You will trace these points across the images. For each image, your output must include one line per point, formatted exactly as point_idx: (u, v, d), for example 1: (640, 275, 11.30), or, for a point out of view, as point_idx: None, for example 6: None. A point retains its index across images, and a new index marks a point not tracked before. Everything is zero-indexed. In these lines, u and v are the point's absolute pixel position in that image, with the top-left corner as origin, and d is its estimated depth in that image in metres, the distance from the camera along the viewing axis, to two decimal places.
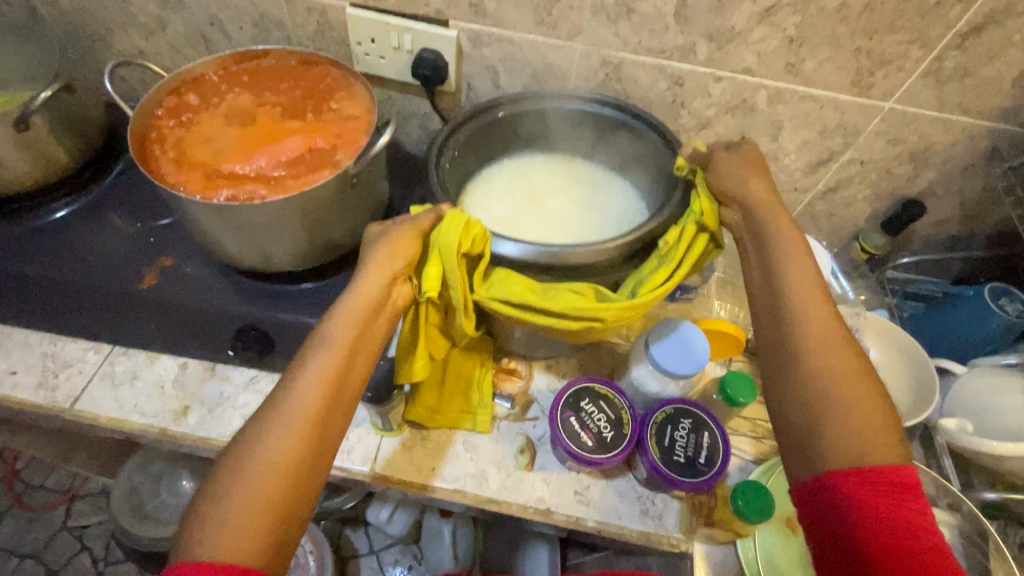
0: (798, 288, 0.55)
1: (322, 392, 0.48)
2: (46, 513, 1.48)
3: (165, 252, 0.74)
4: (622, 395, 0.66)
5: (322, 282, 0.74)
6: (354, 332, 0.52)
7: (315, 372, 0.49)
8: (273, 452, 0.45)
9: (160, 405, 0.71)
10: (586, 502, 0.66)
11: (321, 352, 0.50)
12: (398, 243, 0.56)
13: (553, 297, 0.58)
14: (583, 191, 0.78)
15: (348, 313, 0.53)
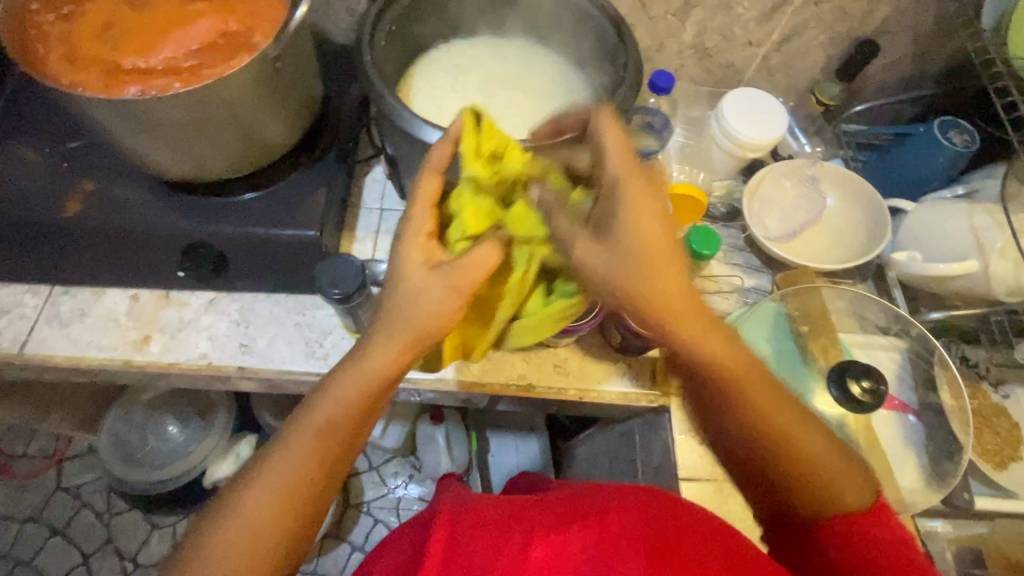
0: (650, 252, 0.48)
1: (312, 475, 0.50)
2: (37, 478, 1.47)
3: (84, 177, 0.68)
4: None
5: (268, 191, 0.69)
6: (359, 393, 0.51)
7: (294, 452, 0.50)
8: (250, 505, 0.48)
9: (118, 337, 0.69)
10: (565, 373, 0.69)
11: (307, 437, 0.50)
12: (412, 311, 0.50)
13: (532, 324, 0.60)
14: (532, 71, 0.72)
15: (348, 389, 0.51)
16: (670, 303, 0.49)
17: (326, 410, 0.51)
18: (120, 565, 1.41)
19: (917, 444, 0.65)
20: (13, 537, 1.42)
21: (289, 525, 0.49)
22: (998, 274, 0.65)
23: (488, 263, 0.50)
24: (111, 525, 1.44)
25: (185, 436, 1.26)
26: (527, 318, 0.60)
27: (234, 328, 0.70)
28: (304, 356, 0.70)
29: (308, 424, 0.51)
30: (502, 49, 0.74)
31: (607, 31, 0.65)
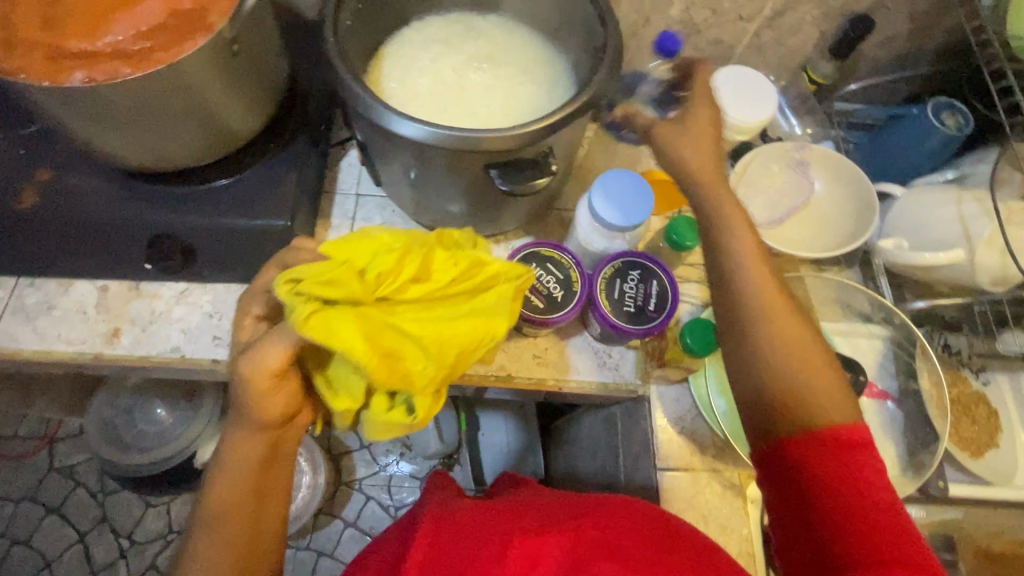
0: (750, 251, 0.53)
1: (230, 559, 0.54)
2: (30, 459, 1.48)
3: (40, 165, 0.65)
4: (568, 254, 0.64)
5: (241, 177, 0.67)
6: (260, 450, 0.56)
7: (213, 533, 0.54)
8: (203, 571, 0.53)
9: (87, 330, 0.67)
10: (544, 363, 0.69)
11: (205, 526, 0.55)
12: (252, 419, 0.55)
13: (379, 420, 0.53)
14: (511, 50, 0.69)
15: (228, 476, 0.56)
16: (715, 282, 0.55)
17: (216, 495, 0.55)
18: (117, 542, 1.43)
19: (893, 431, 0.65)
20: (10, 517, 1.44)
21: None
22: (984, 265, 0.64)
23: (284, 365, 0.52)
24: (106, 504, 1.46)
25: (173, 421, 1.26)
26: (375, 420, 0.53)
27: (206, 321, 0.68)
28: None
29: (208, 506, 0.55)
30: (478, 28, 0.70)
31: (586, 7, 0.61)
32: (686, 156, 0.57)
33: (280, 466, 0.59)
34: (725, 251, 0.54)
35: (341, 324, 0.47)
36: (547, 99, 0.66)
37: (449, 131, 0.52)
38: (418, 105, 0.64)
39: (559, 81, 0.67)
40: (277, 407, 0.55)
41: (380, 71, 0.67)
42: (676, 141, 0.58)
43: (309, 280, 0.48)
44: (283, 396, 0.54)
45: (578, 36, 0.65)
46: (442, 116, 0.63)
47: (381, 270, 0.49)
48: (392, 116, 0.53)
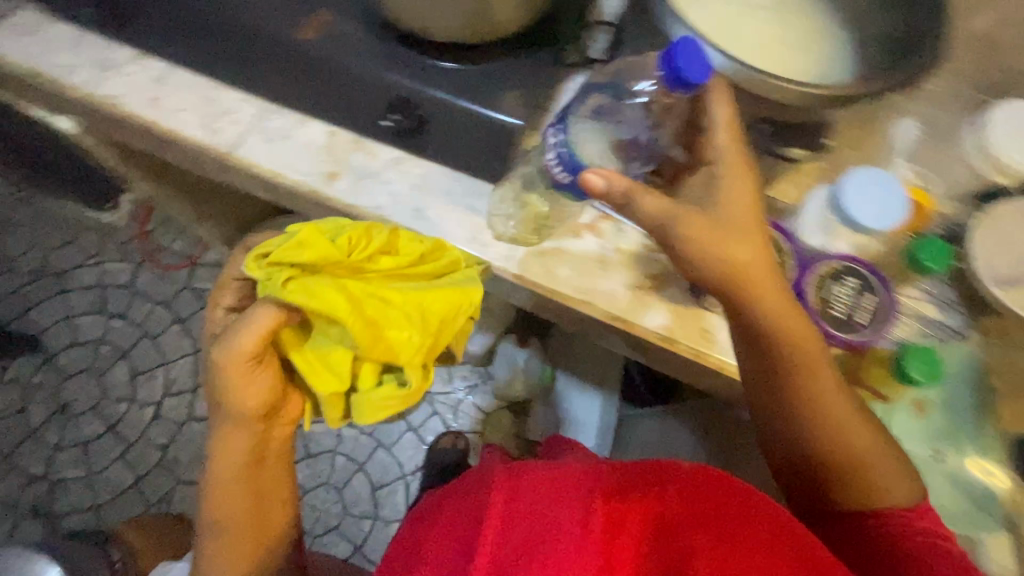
0: (776, 305, 0.55)
1: (243, 508, 0.71)
2: (173, 271, 1.72)
3: (324, 7, 0.70)
4: (787, 238, 0.61)
5: (467, 67, 0.69)
6: (252, 438, 0.68)
7: (223, 505, 0.69)
8: (216, 527, 0.71)
9: (311, 165, 0.73)
10: (711, 340, 0.67)
11: (218, 476, 0.69)
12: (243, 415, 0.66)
13: (369, 395, 0.58)
14: (799, 14, 0.65)
15: (223, 443, 0.68)
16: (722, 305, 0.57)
17: (218, 475, 0.68)
18: None
19: None
20: (147, 314, 1.68)
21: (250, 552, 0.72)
22: None
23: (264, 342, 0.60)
24: None
25: None
26: (359, 395, 0.58)
27: (412, 192, 0.72)
28: (469, 238, 0.71)
29: (217, 482, 0.69)
30: None
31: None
32: (638, 216, 0.54)
33: (272, 452, 0.72)
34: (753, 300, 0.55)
35: (344, 296, 0.55)
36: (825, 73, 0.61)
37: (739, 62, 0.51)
38: (694, 19, 0.61)
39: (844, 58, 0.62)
40: (253, 391, 0.63)
41: None
42: (647, 205, 0.53)
43: (280, 251, 0.56)
44: (266, 375, 0.64)
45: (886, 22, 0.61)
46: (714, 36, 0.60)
47: (357, 248, 0.58)
48: (688, 33, 0.52)
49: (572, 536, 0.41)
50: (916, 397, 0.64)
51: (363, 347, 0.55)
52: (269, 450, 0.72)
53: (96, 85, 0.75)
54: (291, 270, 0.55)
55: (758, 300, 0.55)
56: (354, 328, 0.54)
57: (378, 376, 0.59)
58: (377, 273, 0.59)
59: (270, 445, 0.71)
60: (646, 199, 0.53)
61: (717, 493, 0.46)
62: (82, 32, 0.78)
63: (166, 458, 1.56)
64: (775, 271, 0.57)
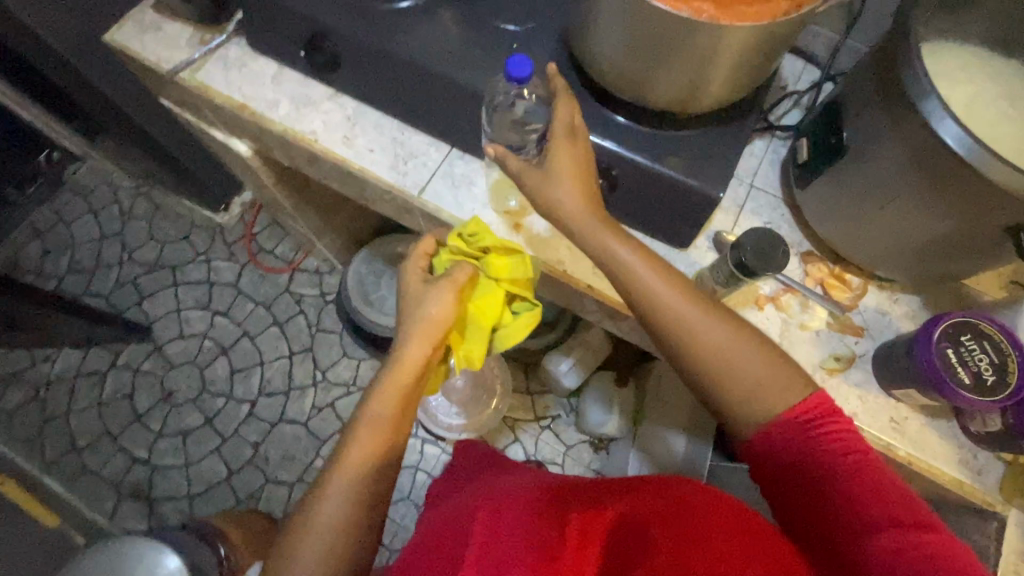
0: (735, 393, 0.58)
1: (365, 473, 0.60)
2: (275, 274, 1.78)
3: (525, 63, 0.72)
4: (1011, 341, 0.58)
5: (681, 131, 0.69)
6: (419, 361, 0.65)
7: (363, 441, 0.62)
8: (353, 469, 0.60)
9: (495, 215, 0.75)
10: (901, 433, 0.65)
11: (364, 427, 0.62)
12: (413, 356, 0.65)
13: (512, 328, 0.72)
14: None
15: (386, 397, 0.64)
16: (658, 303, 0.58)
17: (377, 407, 0.63)
18: (312, 372, 1.69)
19: None
20: (247, 313, 1.74)
21: (359, 515, 0.59)
22: None
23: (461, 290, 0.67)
24: (316, 336, 1.72)
25: None
26: (506, 330, 0.72)
27: None
28: None
29: (366, 425, 0.62)
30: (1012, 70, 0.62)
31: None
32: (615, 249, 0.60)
33: (409, 415, 0.66)
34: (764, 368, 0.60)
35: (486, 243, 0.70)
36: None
37: (1010, 165, 0.49)
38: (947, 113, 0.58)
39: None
40: (441, 315, 0.65)
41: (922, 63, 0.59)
42: (563, 190, 0.60)
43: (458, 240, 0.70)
44: (446, 295, 0.66)
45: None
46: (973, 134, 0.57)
47: (479, 231, 0.71)
48: (943, 119, 0.51)
49: (532, 531, 0.48)
50: None
51: (524, 286, 0.71)
52: (408, 414, 0.65)
53: (294, 120, 0.79)
54: (458, 245, 0.70)
55: (742, 405, 0.56)
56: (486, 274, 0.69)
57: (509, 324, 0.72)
58: (494, 251, 0.70)
59: (412, 400, 0.66)
60: (566, 190, 0.60)
61: (657, 502, 0.53)
62: (281, 68, 0.82)
63: (256, 456, 1.61)
64: (715, 308, 0.58)
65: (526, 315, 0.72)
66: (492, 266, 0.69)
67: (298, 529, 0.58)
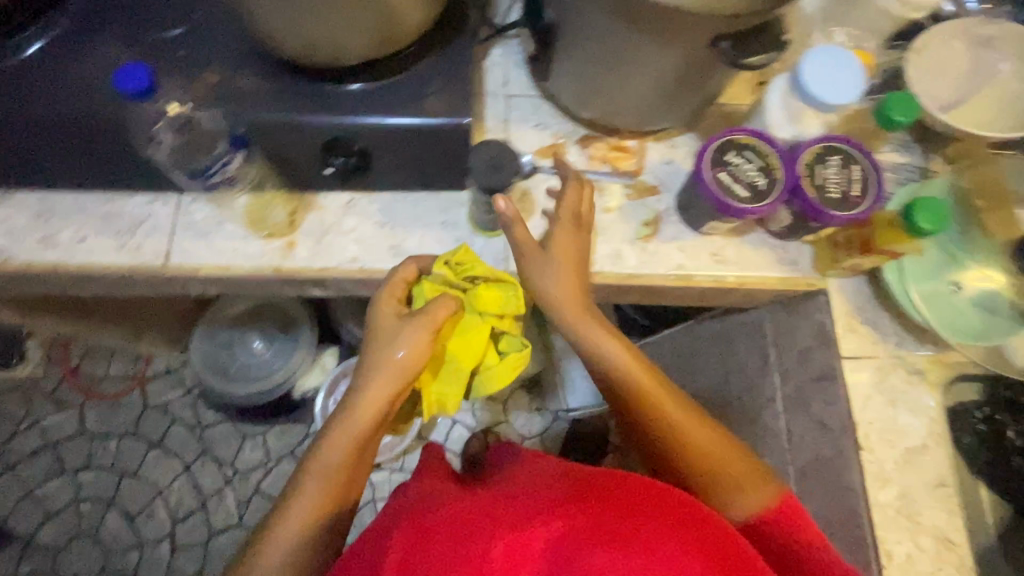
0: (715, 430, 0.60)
1: (316, 517, 0.55)
2: (125, 398, 1.52)
3: (202, 65, 0.60)
4: (766, 141, 0.61)
5: (377, 83, 0.62)
6: (379, 403, 0.59)
7: (320, 485, 0.57)
8: (308, 514, 0.55)
9: (261, 245, 0.65)
10: (724, 262, 0.68)
11: (314, 474, 0.57)
12: (380, 390, 0.59)
13: (492, 376, 0.65)
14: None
15: (338, 440, 0.58)
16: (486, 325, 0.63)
17: (328, 454, 0.58)
18: (220, 471, 1.49)
19: None
20: (114, 453, 1.49)
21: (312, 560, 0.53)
22: None
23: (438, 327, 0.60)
24: (205, 436, 1.50)
25: (272, 352, 1.29)
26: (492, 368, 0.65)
27: (380, 231, 0.67)
28: None
29: (319, 469, 0.57)
30: None
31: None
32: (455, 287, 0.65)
33: (370, 454, 0.61)
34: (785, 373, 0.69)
35: (470, 273, 0.63)
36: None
37: None
38: None
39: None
40: (411, 358, 0.59)
41: None
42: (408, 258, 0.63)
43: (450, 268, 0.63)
44: (419, 337, 0.59)
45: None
46: None
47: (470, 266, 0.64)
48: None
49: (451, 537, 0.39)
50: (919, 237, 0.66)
51: (511, 324, 0.65)
52: (369, 453, 0.61)
53: None
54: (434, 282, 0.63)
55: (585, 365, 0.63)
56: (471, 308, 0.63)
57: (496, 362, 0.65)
58: (476, 282, 0.63)
59: (372, 440, 0.61)
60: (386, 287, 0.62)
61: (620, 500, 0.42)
62: None
63: None
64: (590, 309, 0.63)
65: (517, 356, 0.65)
66: (478, 297, 0.63)
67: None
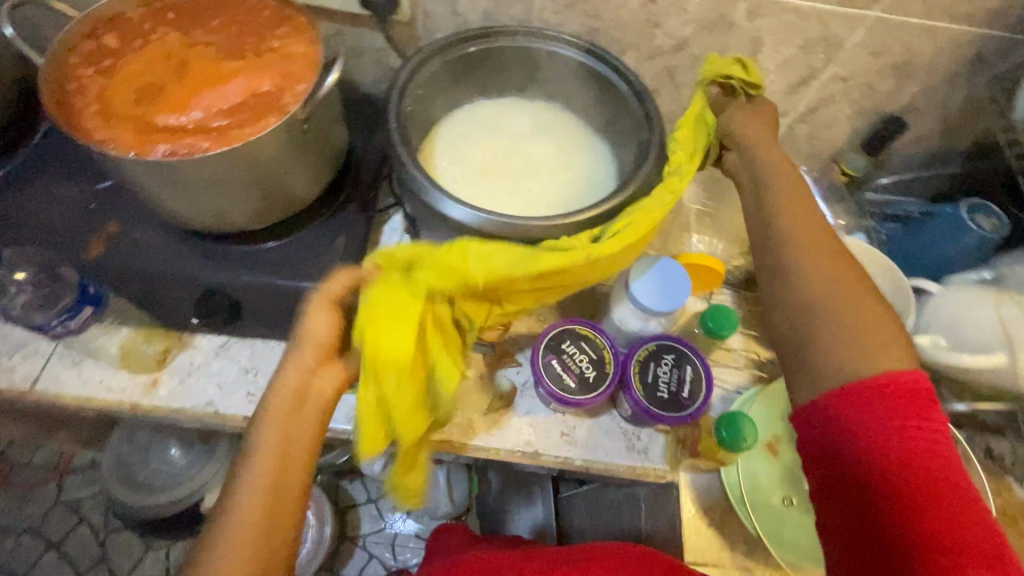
0: (853, 358, 0.49)
1: (258, 512, 0.51)
2: (38, 490, 1.34)
3: (109, 218, 0.67)
4: (603, 335, 0.65)
5: (287, 240, 0.69)
6: (276, 442, 0.53)
7: (236, 542, 0.50)
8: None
9: (127, 378, 0.68)
10: (572, 442, 0.67)
11: (248, 468, 0.52)
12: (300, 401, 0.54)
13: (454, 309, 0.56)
14: (557, 133, 0.72)
15: (269, 422, 0.53)
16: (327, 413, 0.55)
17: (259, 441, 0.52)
18: None
19: None
20: (7, 551, 1.29)
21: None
22: None
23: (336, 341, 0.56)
24: (107, 545, 1.31)
25: (187, 460, 1.18)
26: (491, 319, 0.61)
27: (243, 375, 0.70)
28: None
29: (233, 520, 0.50)
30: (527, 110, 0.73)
31: (632, 104, 0.64)
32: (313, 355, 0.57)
33: (290, 509, 0.52)
34: (807, 340, 0.51)
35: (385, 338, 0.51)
36: (592, 187, 0.68)
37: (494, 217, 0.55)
38: (467, 183, 0.66)
39: (607, 160, 0.70)
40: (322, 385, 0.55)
41: (434, 144, 0.69)
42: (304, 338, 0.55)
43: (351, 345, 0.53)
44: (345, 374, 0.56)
45: (621, 119, 0.67)
46: (487, 194, 0.65)
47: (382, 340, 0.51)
48: (443, 199, 0.56)
49: None
50: (767, 438, 0.66)
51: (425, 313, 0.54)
52: (289, 501, 0.52)
53: None
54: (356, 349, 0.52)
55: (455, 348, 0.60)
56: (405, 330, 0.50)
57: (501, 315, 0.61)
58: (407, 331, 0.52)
59: (292, 489, 0.53)
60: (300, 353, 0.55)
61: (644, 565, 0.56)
62: None
63: None
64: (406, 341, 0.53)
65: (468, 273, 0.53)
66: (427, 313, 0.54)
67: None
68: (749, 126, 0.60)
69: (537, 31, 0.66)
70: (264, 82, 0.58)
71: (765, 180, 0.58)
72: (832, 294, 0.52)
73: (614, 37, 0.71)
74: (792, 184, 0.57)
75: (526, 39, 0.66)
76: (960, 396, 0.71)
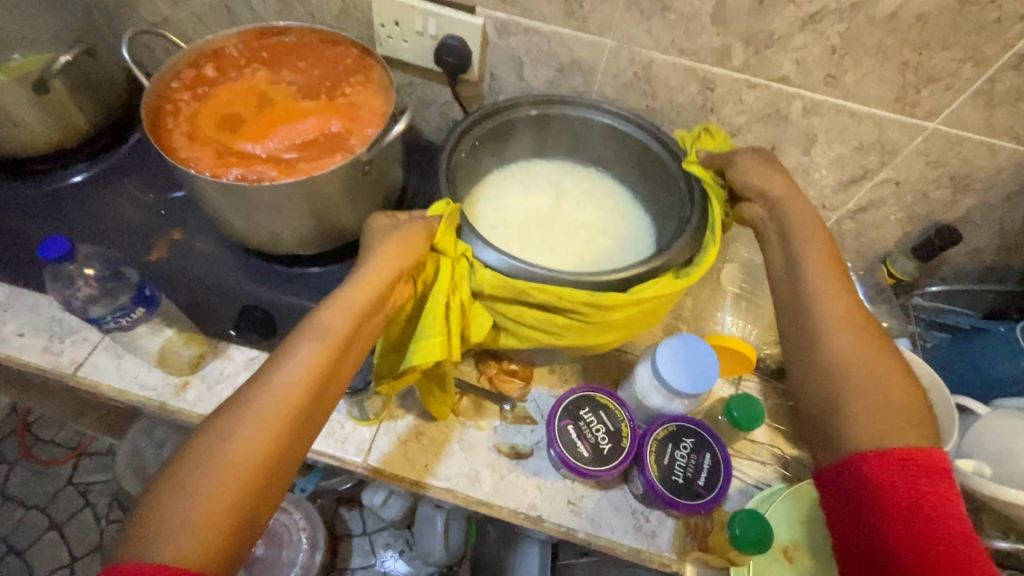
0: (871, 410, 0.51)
1: (304, 390, 0.46)
2: (54, 468, 1.38)
3: (174, 226, 0.73)
4: (623, 408, 0.64)
5: (331, 267, 0.72)
6: (347, 327, 0.49)
7: (272, 408, 0.45)
8: (248, 446, 0.43)
9: (160, 378, 0.72)
10: (578, 513, 0.65)
11: (309, 340, 0.48)
12: (366, 289, 0.52)
13: (478, 313, 0.60)
14: (601, 203, 0.75)
15: (346, 302, 0.51)
16: (357, 340, 0.51)
17: (327, 314, 0.50)
18: None
19: None
20: (14, 524, 1.32)
21: (227, 518, 0.41)
22: None
23: (427, 247, 0.56)
24: (105, 534, 1.32)
25: None
26: (513, 327, 0.61)
27: None
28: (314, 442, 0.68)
29: (269, 390, 0.45)
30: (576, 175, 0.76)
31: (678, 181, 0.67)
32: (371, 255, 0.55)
33: (330, 396, 0.49)
34: (830, 382, 0.54)
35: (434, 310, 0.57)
36: (622, 255, 0.70)
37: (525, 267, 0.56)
38: (506, 233, 0.69)
39: (645, 230, 0.72)
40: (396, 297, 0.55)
41: (483, 192, 0.73)
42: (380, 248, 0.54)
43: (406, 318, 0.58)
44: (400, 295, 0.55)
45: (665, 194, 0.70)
46: (523, 246, 0.67)
47: (431, 313, 0.57)
48: (477, 241, 0.58)
49: None
50: (782, 543, 0.62)
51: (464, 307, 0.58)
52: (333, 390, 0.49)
53: None
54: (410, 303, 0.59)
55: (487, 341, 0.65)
56: (438, 306, 0.56)
57: (531, 327, 0.60)
58: (446, 316, 0.57)
59: (338, 379, 0.50)
60: (376, 253, 0.54)
61: None
62: None
63: None
64: (442, 324, 0.57)
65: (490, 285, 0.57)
66: (467, 265, 0.57)
67: (162, 489, 0.41)
68: (775, 171, 0.62)
69: (597, 103, 0.69)
70: (335, 123, 0.63)
71: (796, 235, 0.59)
72: (855, 349, 0.54)
73: (669, 117, 0.73)
74: (823, 235, 0.59)
75: (584, 109, 0.70)
76: (1003, 532, 0.66)
